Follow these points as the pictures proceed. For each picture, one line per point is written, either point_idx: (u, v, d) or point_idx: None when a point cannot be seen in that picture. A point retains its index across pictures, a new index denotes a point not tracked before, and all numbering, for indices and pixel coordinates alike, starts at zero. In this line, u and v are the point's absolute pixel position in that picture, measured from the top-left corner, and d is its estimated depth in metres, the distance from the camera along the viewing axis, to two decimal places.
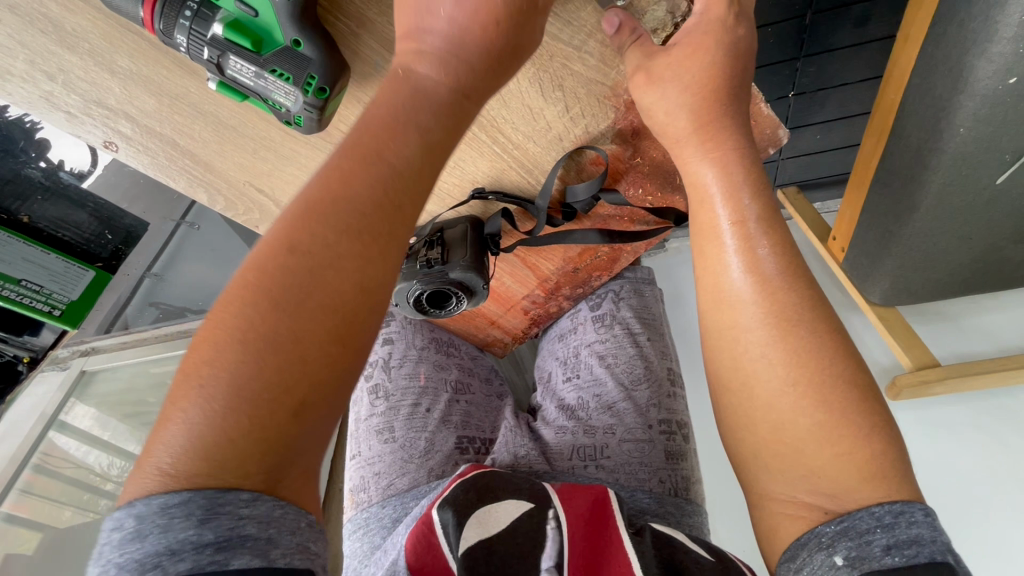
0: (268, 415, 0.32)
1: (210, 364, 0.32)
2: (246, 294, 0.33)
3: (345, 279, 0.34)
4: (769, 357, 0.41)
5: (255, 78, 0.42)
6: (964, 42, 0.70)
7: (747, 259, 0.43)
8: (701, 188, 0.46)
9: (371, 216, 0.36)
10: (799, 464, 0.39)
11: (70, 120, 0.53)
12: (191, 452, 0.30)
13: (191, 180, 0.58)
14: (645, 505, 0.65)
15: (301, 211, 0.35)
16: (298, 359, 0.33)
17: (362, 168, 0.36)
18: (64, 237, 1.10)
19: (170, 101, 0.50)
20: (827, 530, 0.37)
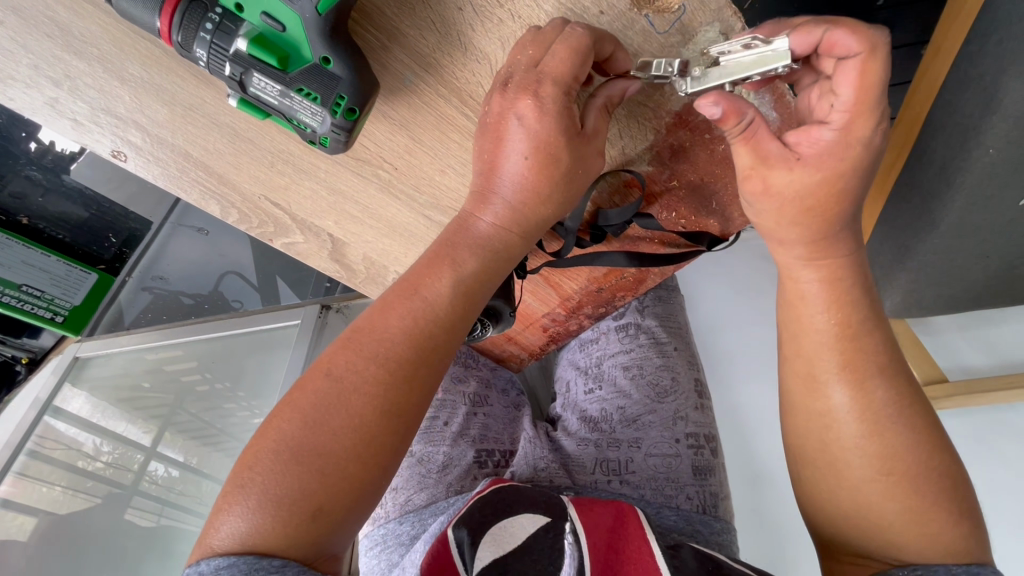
0: (306, 510, 0.36)
1: (262, 462, 0.37)
2: (296, 408, 0.39)
3: (378, 404, 0.39)
4: (863, 444, 0.42)
5: (280, 97, 0.40)
6: (1001, 62, 0.68)
7: (846, 315, 0.42)
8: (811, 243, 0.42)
9: (406, 352, 0.41)
10: (875, 536, 0.41)
11: (76, 127, 0.50)
12: (243, 535, 0.35)
13: (203, 192, 0.56)
14: (673, 523, 0.63)
15: (353, 337, 0.42)
16: (335, 464, 0.38)
17: (402, 308, 0.42)
18: (64, 237, 1.23)
19: (183, 111, 0.48)
20: (900, 575, 0.39)
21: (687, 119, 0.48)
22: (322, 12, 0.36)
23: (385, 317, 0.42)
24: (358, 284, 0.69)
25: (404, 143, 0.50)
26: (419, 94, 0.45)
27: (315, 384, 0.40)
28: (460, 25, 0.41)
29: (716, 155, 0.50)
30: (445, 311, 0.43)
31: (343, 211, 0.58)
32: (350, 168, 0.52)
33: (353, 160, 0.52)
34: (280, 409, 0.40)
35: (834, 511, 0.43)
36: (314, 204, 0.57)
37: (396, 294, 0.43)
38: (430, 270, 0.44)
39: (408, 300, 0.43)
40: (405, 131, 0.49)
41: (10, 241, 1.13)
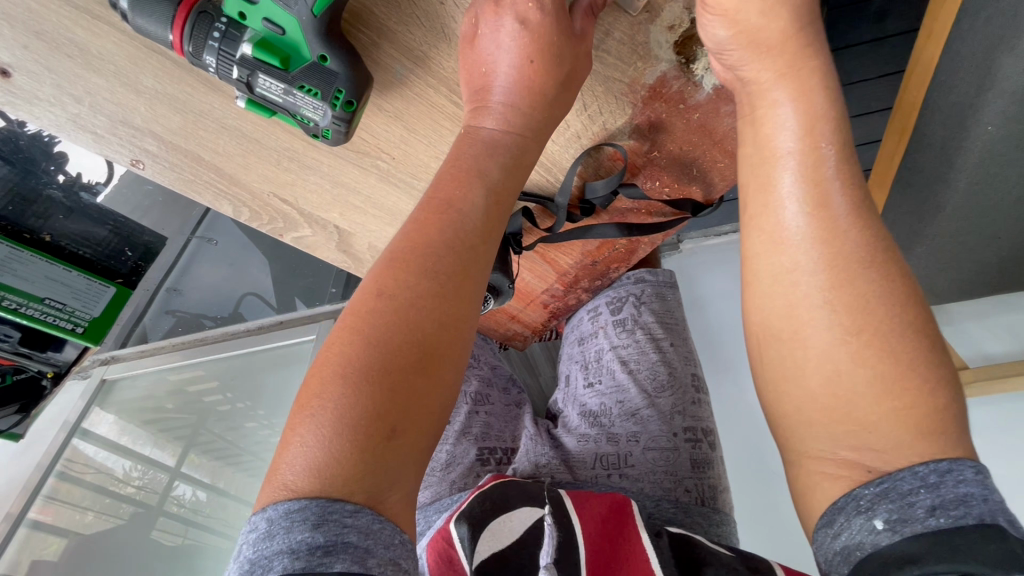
0: (378, 434, 0.35)
1: (323, 385, 0.37)
2: (347, 328, 0.39)
3: (429, 310, 0.39)
4: (830, 306, 0.39)
5: (284, 95, 0.42)
6: (991, 38, 0.68)
7: (814, 194, 0.40)
8: (767, 112, 0.43)
9: (445, 257, 0.40)
10: (849, 420, 0.39)
11: (97, 140, 0.54)
12: (319, 472, 0.34)
13: (216, 194, 0.59)
14: (671, 515, 0.65)
15: (395, 254, 0.40)
16: (398, 383, 0.36)
17: (433, 217, 0.42)
18: (86, 254, 0.98)
19: (194, 118, 0.51)
20: (866, 492, 0.37)
21: (661, 91, 0.50)
22: (317, 14, 0.39)
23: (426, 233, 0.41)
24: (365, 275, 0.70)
25: (400, 133, 0.52)
26: (410, 85, 0.48)
27: (364, 308, 0.39)
28: (444, 19, 0.44)
29: (693, 123, 0.53)
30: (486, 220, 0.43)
31: (347, 203, 0.60)
32: (351, 161, 0.55)
33: (354, 153, 0.54)
34: (331, 344, 0.39)
35: (802, 392, 0.41)
36: (320, 199, 0.60)
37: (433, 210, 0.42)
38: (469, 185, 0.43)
39: (448, 212, 0.42)
40: (401, 123, 0.51)
41: (33, 256, 0.91)
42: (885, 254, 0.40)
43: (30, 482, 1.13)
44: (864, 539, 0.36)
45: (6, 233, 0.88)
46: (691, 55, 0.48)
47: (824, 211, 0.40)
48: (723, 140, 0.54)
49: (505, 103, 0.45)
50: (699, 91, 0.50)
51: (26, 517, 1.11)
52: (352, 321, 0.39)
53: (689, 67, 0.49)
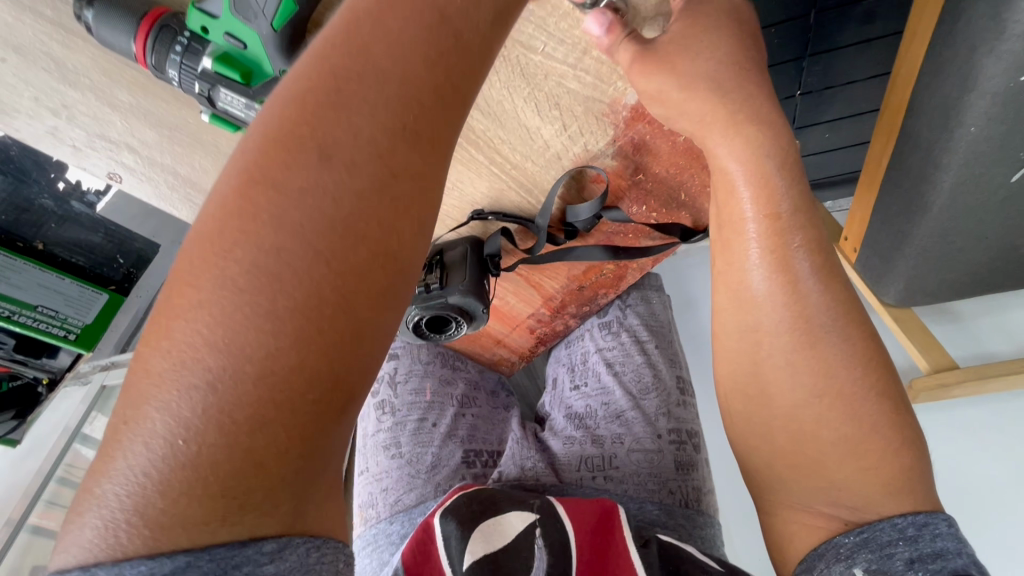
0: (289, 427, 0.28)
1: (183, 350, 0.27)
2: (216, 262, 0.28)
3: (338, 251, 0.29)
4: (794, 365, 0.42)
5: (246, 110, 0.42)
6: (972, 40, 0.68)
7: (774, 255, 0.43)
8: (725, 179, 0.45)
9: (361, 171, 0.29)
10: (819, 477, 0.41)
11: (76, 152, 0.54)
12: (183, 491, 0.26)
13: (194, 207, 0.59)
14: (655, 517, 0.64)
15: (300, 141, 0.29)
16: (317, 345, 0.28)
17: (340, 112, 0.29)
18: (79, 262, 1.03)
19: (170, 132, 0.51)
20: (845, 542, 0.39)
21: (644, 112, 0.49)
22: (277, 28, 0.38)
23: (345, 115, 0.30)
24: None
25: None
26: None
27: (253, 220, 0.28)
28: None
29: (679, 146, 0.53)
30: (434, 102, 0.31)
31: None
32: None
33: None
34: (197, 267, 0.28)
35: (771, 450, 0.44)
36: None
37: (354, 79, 0.30)
38: (412, 48, 0.31)
39: (379, 87, 0.30)
40: None
41: (23, 264, 0.94)
42: (829, 291, 0.42)
43: (32, 488, 1.17)
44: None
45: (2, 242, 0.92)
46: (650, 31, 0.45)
47: (786, 275, 0.43)
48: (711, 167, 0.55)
49: None
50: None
51: (26, 522, 1.14)
52: (237, 237, 0.28)
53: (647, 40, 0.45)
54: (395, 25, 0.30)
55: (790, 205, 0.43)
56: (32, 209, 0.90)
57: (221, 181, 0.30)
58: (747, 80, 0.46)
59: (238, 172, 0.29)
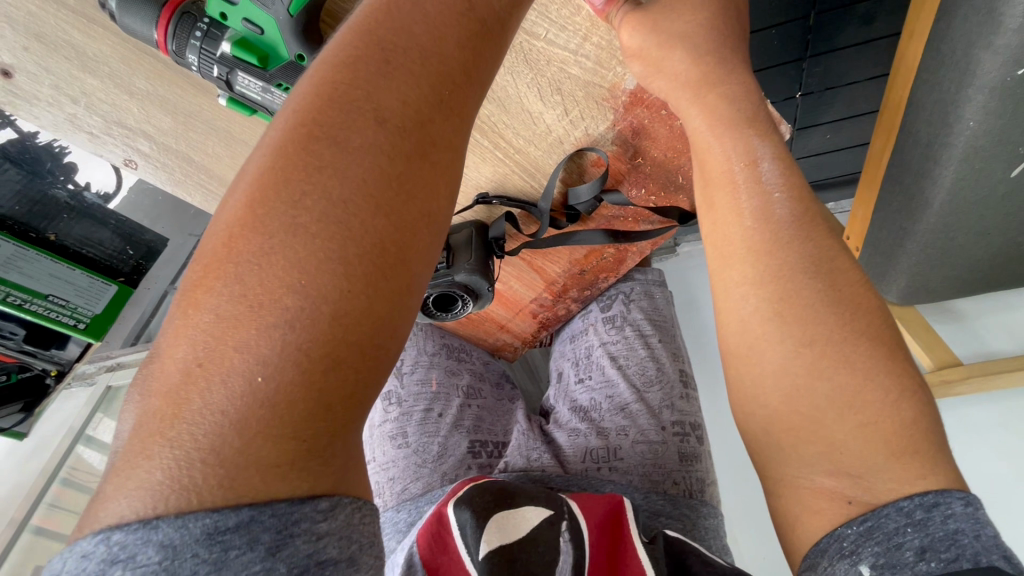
0: (355, 373, 0.29)
1: (257, 294, 0.28)
2: (286, 210, 0.29)
3: (395, 204, 0.30)
4: (780, 317, 0.42)
5: (263, 93, 0.43)
6: (968, 36, 0.69)
7: (760, 204, 0.44)
8: (696, 138, 0.47)
9: (414, 126, 0.32)
10: (815, 438, 0.40)
11: (92, 140, 0.56)
12: (261, 429, 0.27)
13: (206, 195, 0.60)
14: (660, 507, 0.65)
15: (355, 101, 0.31)
16: (378, 293, 0.29)
17: (390, 73, 0.32)
18: (90, 254, 0.97)
19: (185, 119, 0.53)
20: (849, 533, 0.37)
21: (642, 97, 0.52)
22: (293, 14, 0.40)
23: (395, 81, 0.32)
24: None
25: None
26: None
27: (317, 174, 0.30)
28: None
29: (675, 131, 0.54)
30: (467, 78, 0.34)
31: None
32: None
33: None
34: (263, 218, 0.29)
35: (766, 413, 0.42)
36: None
37: (401, 51, 0.32)
38: (449, 27, 0.33)
39: (423, 59, 0.32)
40: None
41: (36, 254, 0.89)
42: (832, 263, 0.42)
43: (35, 489, 1.18)
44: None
45: (11, 232, 0.88)
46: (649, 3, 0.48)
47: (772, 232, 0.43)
48: None
49: None
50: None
51: (29, 523, 1.16)
52: (302, 190, 0.30)
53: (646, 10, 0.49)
54: (437, 7, 0.33)
55: (769, 155, 0.44)
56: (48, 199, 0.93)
57: (275, 134, 0.31)
58: (744, 68, 0.47)
59: (296, 131, 0.31)
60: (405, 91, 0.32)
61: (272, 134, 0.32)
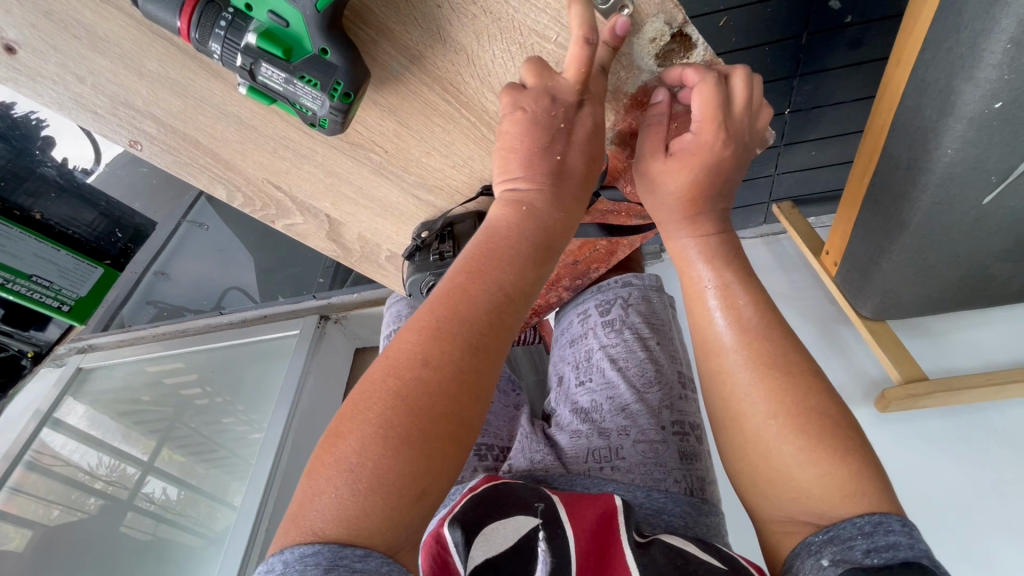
0: (406, 499, 0.33)
1: (356, 433, 0.34)
2: (384, 378, 0.36)
3: (456, 376, 0.36)
4: (756, 393, 0.44)
5: (285, 84, 0.44)
6: (952, 68, 0.73)
7: (726, 305, 0.48)
8: (682, 259, 0.53)
9: (484, 321, 0.38)
10: (787, 486, 0.42)
11: (96, 119, 0.54)
12: (336, 522, 0.32)
13: (212, 178, 0.59)
14: (662, 505, 0.66)
15: (445, 303, 0.38)
16: (430, 442, 0.34)
17: (475, 287, 0.39)
18: (76, 234, 0.90)
19: (195, 102, 0.52)
20: (816, 539, 0.39)
21: (642, 100, 0.55)
22: (320, 9, 0.41)
23: (474, 288, 0.39)
24: (353, 264, 0.70)
25: (393, 127, 0.56)
26: (405, 82, 0.52)
27: (407, 354, 0.37)
28: (440, 21, 0.48)
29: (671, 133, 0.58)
30: (521, 286, 0.41)
31: (339, 192, 0.62)
32: (345, 152, 0.57)
33: (348, 144, 0.57)
34: (369, 382, 0.36)
35: (748, 469, 0.45)
36: (313, 186, 0.61)
37: (479, 265, 0.41)
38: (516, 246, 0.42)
39: (494, 270, 0.40)
40: (394, 117, 0.55)
41: (19, 234, 0.82)
42: (784, 325, 0.47)
43: None
44: None
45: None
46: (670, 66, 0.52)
47: (744, 325, 0.47)
48: None
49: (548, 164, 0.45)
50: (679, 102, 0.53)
51: None
52: (398, 365, 0.36)
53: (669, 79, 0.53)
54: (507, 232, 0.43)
55: (735, 280, 0.50)
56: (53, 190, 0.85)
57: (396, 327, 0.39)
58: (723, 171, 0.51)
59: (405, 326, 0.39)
60: (479, 296, 0.39)
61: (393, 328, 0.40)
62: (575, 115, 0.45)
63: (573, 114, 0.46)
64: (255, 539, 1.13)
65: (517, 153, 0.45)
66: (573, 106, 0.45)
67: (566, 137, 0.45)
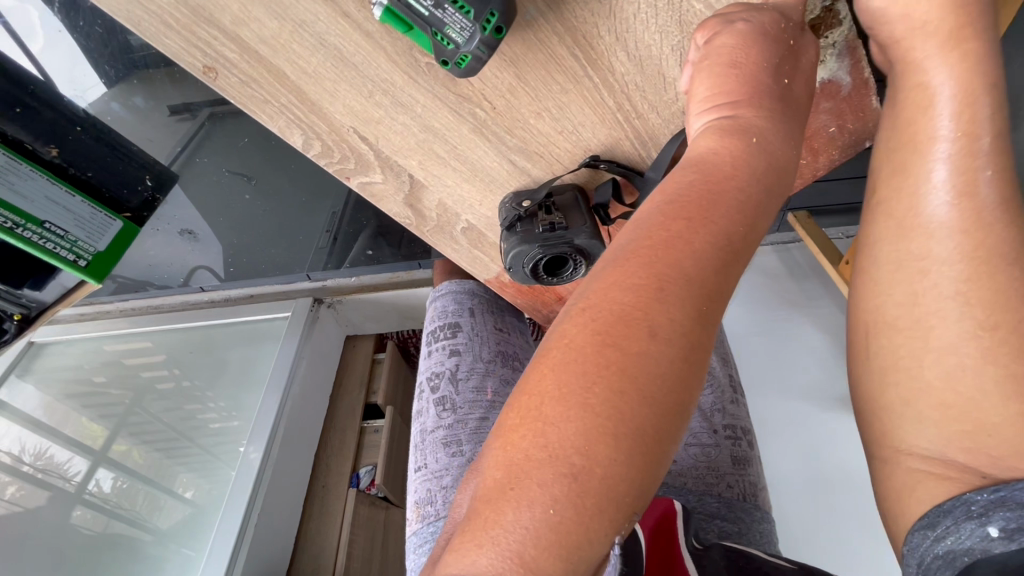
0: (621, 509, 0.27)
1: (564, 421, 0.27)
2: (595, 350, 0.29)
3: (680, 359, 0.29)
4: (962, 298, 0.36)
5: (432, 8, 0.38)
6: None
7: (964, 179, 0.36)
8: (922, 96, 0.38)
9: (706, 290, 0.31)
10: (965, 418, 0.35)
11: (165, 35, 0.46)
12: (545, 539, 0.25)
13: (289, 122, 0.52)
14: (715, 510, 0.64)
15: (664, 260, 0.31)
16: (653, 439, 0.27)
17: (696, 244, 0.31)
18: None
19: (295, 27, 0.45)
20: (979, 498, 0.33)
21: None
22: None
23: (693, 245, 0.31)
24: (425, 235, 0.64)
25: (508, 80, 0.50)
26: (536, 29, 0.47)
27: (623, 324, 0.29)
28: None
29: None
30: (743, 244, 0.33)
31: (429, 150, 0.55)
32: (448, 104, 0.51)
33: (454, 96, 0.50)
34: (573, 353, 0.29)
35: (917, 386, 0.37)
36: (402, 141, 0.54)
37: (696, 217, 0.33)
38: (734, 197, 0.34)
39: (715, 224, 0.32)
40: (513, 69, 0.49)
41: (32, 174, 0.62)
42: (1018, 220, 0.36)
43: None
44: (974, 545, 0.31)
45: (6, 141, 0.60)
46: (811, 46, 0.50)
47: (973, 201, 0.36)
48: (812, 137, 0.57)
49: (760, 105, 0.38)
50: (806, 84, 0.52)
51: None
52: (613, 336, 0.29)
53: None
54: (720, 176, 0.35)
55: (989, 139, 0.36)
56: (57, 105, 0.62)
57: (595, 284, 0.32)
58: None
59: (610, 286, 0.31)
60: (701, 257, 0.31)
61: (587, 285, 0.32)
62: (801, 38, 0.43)
63: (799, 39, 0.43)
64: (243, 538, 1.04)
65: (738, 69, 0.39)
66: (798, 28, 0.43)
67: (792, 59, 0.41)
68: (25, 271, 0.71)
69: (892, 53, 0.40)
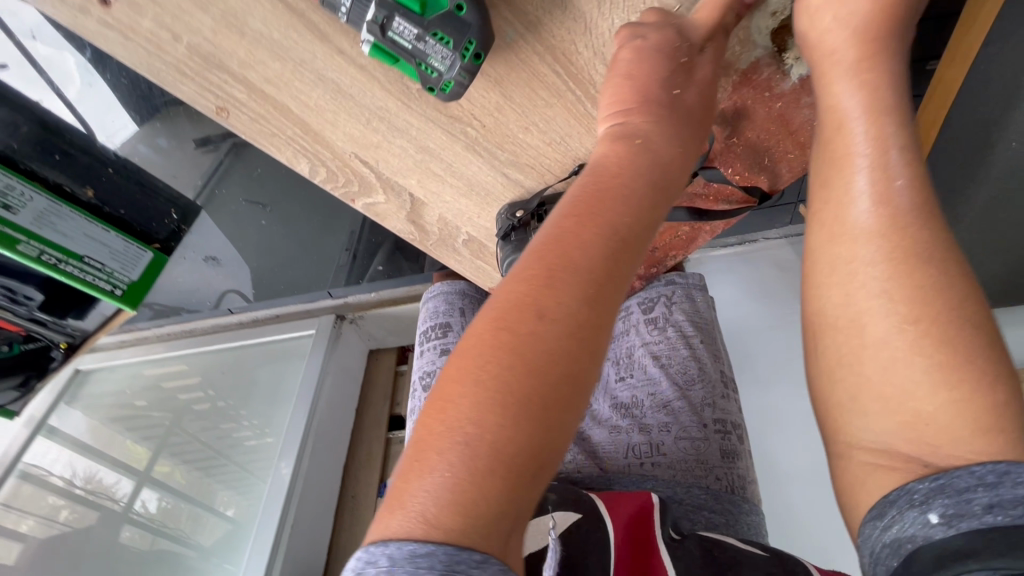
0: (520, 476, 0.28)
1: (465, 399, 0.29)
2: (493, 333, 0.31)
3: (571, 335, 0.31)
4: (888, 294, 0.33)
5: (415, 41, 0.41)
6: None
7: (879, 188, 0.36)
8: (839, 116, 0.39)
9: (598, 271, 0.33)
10: (903, 409, 0.32)
11: (183, 82, 0.51)
12: (448, 506, 0.27)
13: (297, 152, 0.57)
14: (703, 501, 0.65)
15: (557, 249, 0.34)
16: (546, 408, 0.29)
17: (587, 232, 0.34)
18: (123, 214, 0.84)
19: (296, 67, 0.49)
20: (920, 487, 0.29)
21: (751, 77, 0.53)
22: None
23: (585, 233, 0.34)
24: (429, 248, 0.68)
25: (495, 100, 0.53)
26: (518, 50, 0.49)
27: (516, 309, 0.32)
28: None
29: (773, 113, 0.56)
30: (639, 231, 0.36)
31: (427, 169, 0.59)
32: (441, 126, 0.54)
33: (446, 118, 0.54)
34: (474, 340, 0.32)
35: (856, 382, 0.34)
36: (401, 162, 0.58)
37: (589, 210, 0.35)
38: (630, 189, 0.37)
39: (608, 215, 0.35)
40: (499, 89, 0.52)
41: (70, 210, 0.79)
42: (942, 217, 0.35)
43: None
44: (915, 533, 0.27)
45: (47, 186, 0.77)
46: (785, 44, 0.51)
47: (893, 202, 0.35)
48: (798, 132, 0.58)
49: (654, 110, 0.41)
50: (785, 81, 0.53)
51: None
52: (508, 320, 0.31)
53: (781, 56, 0.51)
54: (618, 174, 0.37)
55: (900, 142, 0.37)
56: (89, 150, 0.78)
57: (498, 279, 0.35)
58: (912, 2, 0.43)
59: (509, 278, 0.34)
60: (593, 242, 0.34)
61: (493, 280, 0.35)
62: (698, 53, 0.45)
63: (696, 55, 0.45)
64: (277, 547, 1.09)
65: (633, 82, 0.42)
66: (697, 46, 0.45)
67: (685, 73, 0.44)
68: (72, 305, 0.88)
69: (817, 70, 0.42)
